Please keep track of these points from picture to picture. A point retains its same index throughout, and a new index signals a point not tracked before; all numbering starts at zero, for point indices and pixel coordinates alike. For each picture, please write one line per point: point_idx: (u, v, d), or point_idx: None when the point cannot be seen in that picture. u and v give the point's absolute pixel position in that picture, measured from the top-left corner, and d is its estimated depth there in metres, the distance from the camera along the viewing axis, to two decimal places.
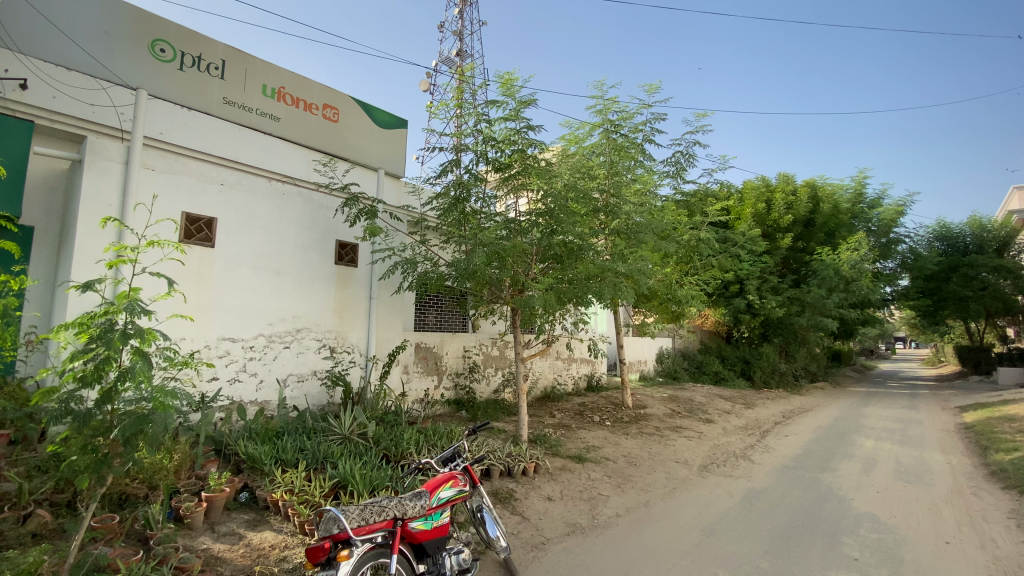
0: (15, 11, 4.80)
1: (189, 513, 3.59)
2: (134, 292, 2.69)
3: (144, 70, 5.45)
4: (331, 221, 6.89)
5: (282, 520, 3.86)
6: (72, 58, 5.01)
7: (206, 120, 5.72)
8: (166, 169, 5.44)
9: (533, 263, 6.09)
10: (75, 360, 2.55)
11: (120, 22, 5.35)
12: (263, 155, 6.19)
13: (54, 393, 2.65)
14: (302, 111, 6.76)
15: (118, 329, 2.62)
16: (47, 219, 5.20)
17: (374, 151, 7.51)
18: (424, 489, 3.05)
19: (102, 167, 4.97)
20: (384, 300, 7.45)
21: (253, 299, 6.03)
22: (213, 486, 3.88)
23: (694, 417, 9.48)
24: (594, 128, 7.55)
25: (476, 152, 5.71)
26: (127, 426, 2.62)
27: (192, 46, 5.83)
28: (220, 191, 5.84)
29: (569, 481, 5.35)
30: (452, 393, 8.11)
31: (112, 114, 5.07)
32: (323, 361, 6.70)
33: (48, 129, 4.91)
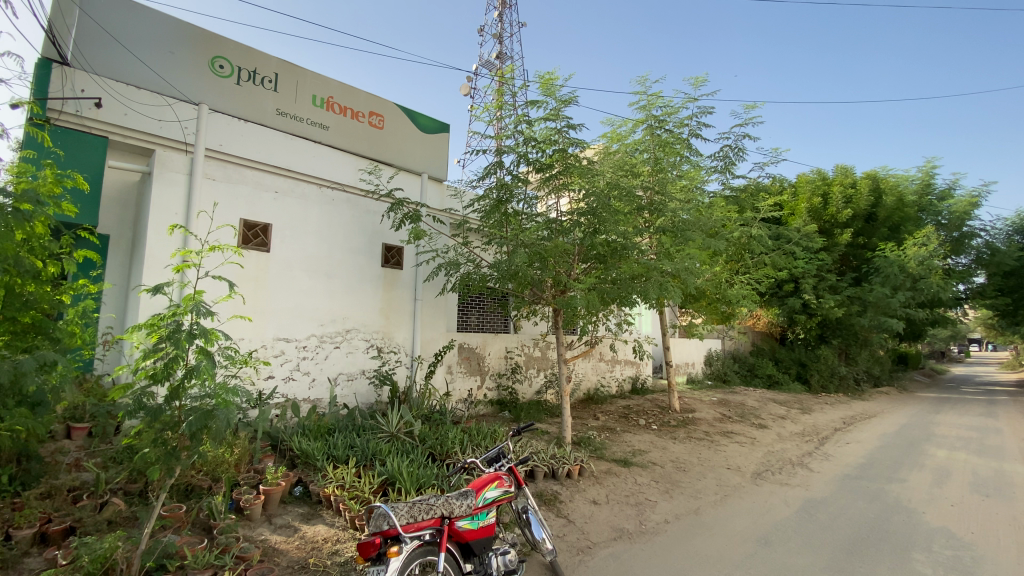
0: (89, 34, 5.16)
1: (248, 505, 3.76)
2: (198, 295, 2.83)
3: (205, 86, 5.77)
4: (378, 225, 7.07)
5: (334, 515, 3.99)
6: (141, 77, 5.37)
7: (261, 131, 6.01)
8: (226, 179, 5.75)
9: (576, 263, 6.02)
10: (147, 359, 2.74)
11: (182, 40, 5.68)
12: (313, 162, 6.43)
13: (129, 389, 2.85)
14: (349, 119, 6.98)
15: (185, 330, 2.78)
16: (121, 228, 5.61)
17: (418, 155, 7.65)
18: (470, 488, 3.05)
19: (169, 178, 5.32)
20: (428, 301, 7.58)
21: (305, 300, 6.28)
22: (270, 480, 4.06)
23: (746, 422, 9.11)
24: (638, 125, 7.40)
25: (517, 153, 5.72)
26: (194, 421, 2.78)
27: (248, 61, 6.13)
28: (275, 199, 6.11)
29: (615, 486, 5.26)
30: (495, 394, 8.15)
31: (177, 128, 5.42)
32: (371, 361, 6.88)
33: (121, 145, 5.29)
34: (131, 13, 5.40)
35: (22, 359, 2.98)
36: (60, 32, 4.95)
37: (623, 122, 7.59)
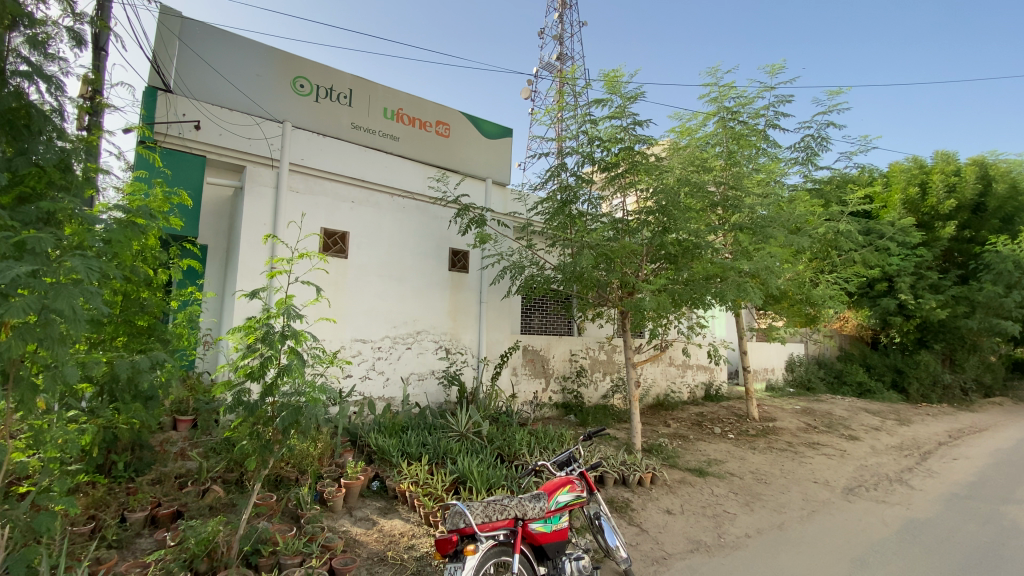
0: (189, 63, 5.67)
1: (330, 497, 3.97)
2: (288, 299, 3.03)
3: (288, 105, 6.20)
4: (445, 230, 7.26)
5: (409, 510, 4.12)
6: (233, 100, 5.86)
7: (338, 145, 6.37)
8: (308, 190, 6.14)
9: (645, 264, 5.85)
10: (245, 358, 2.97)
11: (268, 63, 6.12)
12: (384, 172, 6.72)
13: (229, 386, 3.10)
14: (418, 129, 7.23)
15: (277, 332, 2.98)
16: (217, 238, 6.15)
17: (483, 161, 7.78)
18: (543, 491, 3.04)
19: (259, 192, 5.76)
20: (494, 304, 7.67)
21: (379, 304, 6.56)
22: (350, 474, 4.27)
23: (833, 433, 8.42)
24: (709, 118, 7.07)
25: (581, 154, 5.65)
26: (286, 417, 2.99)
27: (326, 79, 6.51)
28: (351, 208, 6.45)
29: (690, 496, 5.04)
30: (560, 397, 8.09)
31: (264, 145, 5.86)
32: (439, 362, 7.06)
33: (217, 163, 5.80)
34: (223, 41, 5.88)
35: (139, 358, 3.32)
36: (164, 63, 5.48)
37: (692, 116, 7.29)
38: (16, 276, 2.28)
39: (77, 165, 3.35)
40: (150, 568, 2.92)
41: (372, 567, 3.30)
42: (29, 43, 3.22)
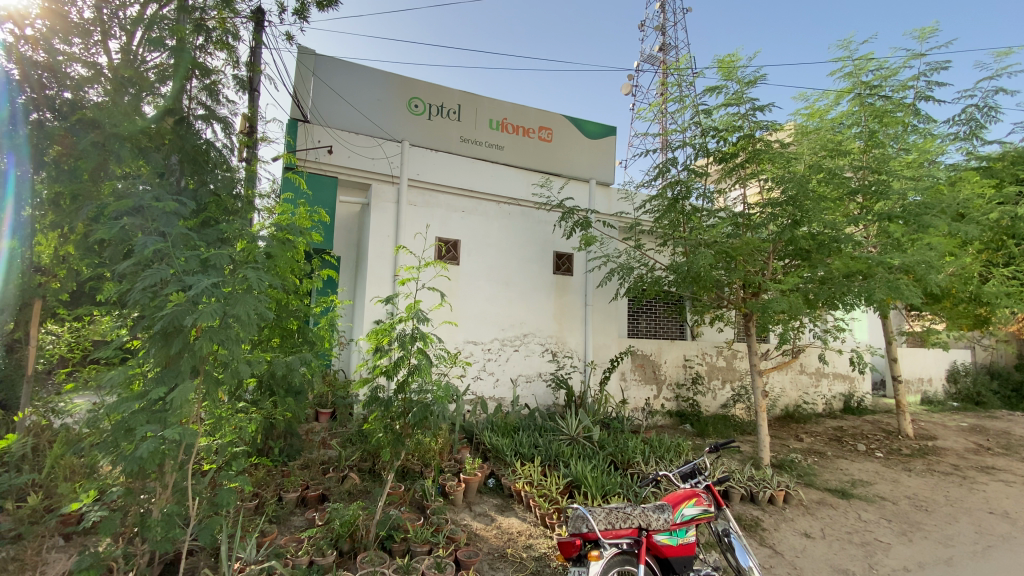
0: (322, 95, 6.33)
1: (451, 491, 4.19)
2: (416, 304, 3.25)
3: (404, 124, 6.68)
4: (551, 234, 7.31)
5: (525, 510, 4.20)
6: (358, 124, 6.45)
7: (448, 158, 6.72)
8: (424, 203, 6.58)
9: (770, 261, 5.38)
10: (380, 358, 3.23)
11: (386, 88, 6.64)
12: (492, 180, 6.96)
13: (366, 383, 3.40)
14: (522, 136, 7.39)
15: (407, 335, 3.21)
16: (348, 249, 6.82)
17: (586, 163, 7.72)
18: (667, 503, 2.91)
19: (381, 206, 6.29)
20: (601, 306, 7.56)
21: (489, 307, 6.79)
22: (468, 470, 4.47)
23: (1017, 457, 7.02)
24: (842, 95, 6.33)
25: (694, 146, 5.37)
26: (416, 413, 3.21)
27: (437, 97, 6.91)
28: (462, 217, 6.77)
29: (831, 519, 4.52)
30: (674, 404, 7.73)
31: (385, 163, 6.38)
32: (547, 364, 7.11)
33: (346, 182, 6.43)
34: (349, 71, 6.49)
35: (292, 357, 3.79)
36: (302, 96, 6.19)
37: (822, 95, 6.58)
38: (204, 286, 2.72)
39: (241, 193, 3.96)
40: (303, 543, 3.28)
41: (493, 563, 3.40)
42: (206, 90, 4.07)
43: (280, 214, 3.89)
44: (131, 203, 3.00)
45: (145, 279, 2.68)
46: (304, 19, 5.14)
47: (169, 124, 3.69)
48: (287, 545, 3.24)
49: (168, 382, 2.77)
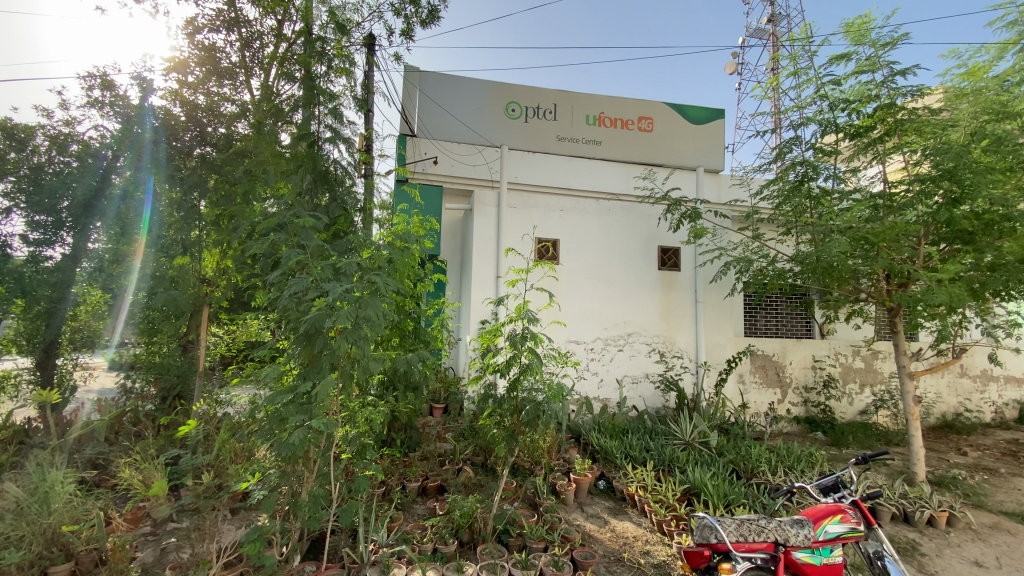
0: (426, 108, 6.70)
1: (563, 490, 4.21)
2: (526, 304, 3.28)
3: (502, 129, 6.84)
4: (655, 228, 7.03)
5: (640, 515, 4.08)
6: (459, 133, 6.73)
7: (546, 158, 6.76)
8: (524, 205, 6.68)
9: (920, 246, 4.70)
10: (494, 357, 3.32)
11: (485, 95, 6.85)
12: (591, 177, 6.87)
13: (480, 381, 3.53)
14: (620, 129, 7.20)
15: (517, 334, 3.25)
16: (453, 254, 7.15)
17: (690, 150, 7.31)
18: (806, 517, 2.66)
19: (483, 210, 6.51)
20: (712, 303, 7.10)
21: (591, 306, 6.71)
22: (578, 470, 4.45)
23: None
24: (1011, 46, 5.32)
25: (820, 122, 4.86)
26: (529, 412, 3.26)
27: (533, 99, 6.98)
28: (561, 216, 6.78)
29: (1013, 548, 3.80)
30: (801, 410, 7.04)
31: (485, 169, 6.57)
32: (655, 365, 6.84)
33: (450, 189, 6.74)
34: (450, 84, 6.79)
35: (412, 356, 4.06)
36: (410, 112, 6.61)
37: (981, 49, 5.60)
38: (339, 291, 3.00)
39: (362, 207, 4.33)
40: (427, 530, 3.48)
41: (610, 566, 3.33)
42: (331, 113, 4.37)
43: (395, 223, 4.15)
44: (277, 219, 3.38)
45: (291, 287, 3.02)
46: (410, 38, 5.46)
47: (301, 148, 4.14)
48: (412, 531, 3.45)
49: (312, 378, 3.09)
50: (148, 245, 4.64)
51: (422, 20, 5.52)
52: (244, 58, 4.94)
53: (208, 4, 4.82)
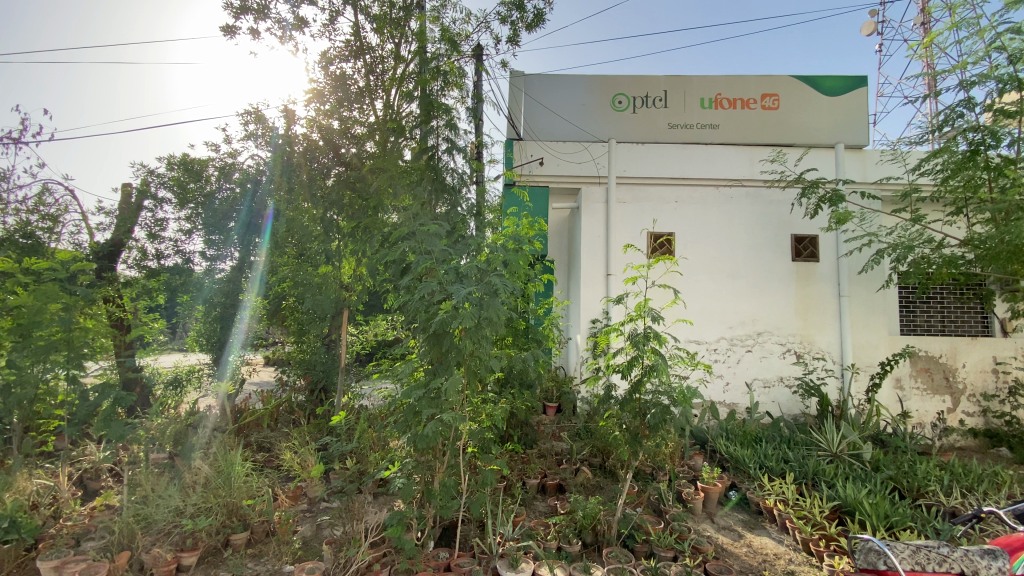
0: (531, 110, 6.82)
1: (689, 498, 4.01)
2: (648, 302, 3.16)
3: (609, 123, 6.71)
4: (786, 216, 6.40)
5: (780, 531, 3.74)
6: (565, 131, 6.72)
7: (658, 149, 6.50)
8: (634, 199, 6.49)
9: None
10: (618, 357, 3.24)
11: (590, 91, 6.77)
12: (707, 165, 6.46)
13: (599, 381, 3.49)
14: (740, 110, 6.67)
15: (639, 334, 3.15)
16: (562, 253, 7.18)
17: (825, 125, 6.54)
18: (1001, 549, 2.24)
19: (592, 208, 6.46)
20: (860, 297, 6.28)
21: (713, 303, 6.33)
22: (706, 478, 4.20)
23: None
24: None
25: (997, 80, 4.07)
26: (656, 415, 3.14)
27: (641, 88, 6.75)
28: (676, 208, 6.46)
29: None
30: (979, 421, 5.98)
31: (592, 165, 6.50)
32: (790, 367, 6.22)
33: (558, 189, 6.76)
34: (555, 83, 6.83)
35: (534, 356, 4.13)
36: (515, 116, 6.77)
37: None
38: (463, 293, 3.13)
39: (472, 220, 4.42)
40: (551, 528, 3.50)
41: None
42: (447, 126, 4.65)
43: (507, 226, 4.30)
44: (406, 228, 3.60)
45: (421, 291, 3.20)
46: (517, 43, 5.55)
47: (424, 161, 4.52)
48: (537, 527, 3.49)
49: (440, 374, 3.27)
50: (296, 256, 5.29)
51: (528, 24, 5.59)
52: (369, 82, 5.41)
53: (338, 37, 5.35)
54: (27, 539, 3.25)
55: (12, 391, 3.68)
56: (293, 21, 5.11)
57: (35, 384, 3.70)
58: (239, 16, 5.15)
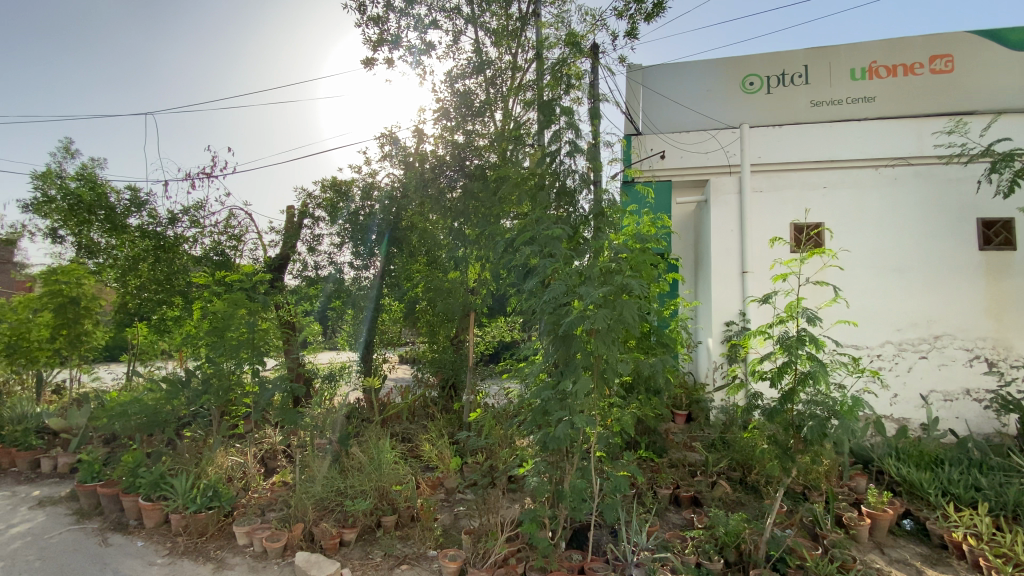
0: (652, 102, 6.70)
1: (852, 524, 3.52)
2: (802, 301, 2.88)
3: (740, 107, 6.36)
4: (970, 197, 5.40)
5: (972, 571, 3.16)
6: (689, 121, 6.50)
7: (799, 130, 5.93)
8: (772, 188, 5.99)
9: None
10: (766, 363, 2.96)
11: (718, 75, 6.47)
12: (862, 144, 5.71)
13: (743, 389, 3.19)
14: (902, 77, 5.85)
15: (792, 337, 2.85)
16: (689, 251, 6.86)
17: (1018, 85, 5.51)
18: None
19: (724, 201, 6.13)
20: None
21: (874, 302, 5.55)
22: (873, 503, 3.68)
23: None
24: None
25: None
26: (813, 428, 2.80)
27: (776, 66, 6.27)
28: (824, 194, 5.81)
29: None
30: None
31: (722, 154, 6.20)
32: (981, 378, 5.22)
33: (681, 183, 6.53)
34: (678, 72, 6.64)
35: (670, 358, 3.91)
36: (635, 110, 6.71)
37: None
38: (592, 295, 3.02)
39: (597, 207, 3.76)
40: (689, 541, 3.31)
41: None
42: (569, 121, 4.00)
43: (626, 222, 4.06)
44: (529, 233, 3.58)
45: (549, 292, 3.15)
46: (635, 37, 5.40)
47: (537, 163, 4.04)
48: (673, 540, 3.34)
49: (569, 376, 3.21)
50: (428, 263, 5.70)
51: (646, 15, 5.41)
52: (490, 94, 5.64)
53: (461, 55, 5.67)
54: (226, 506, 3.89)
55: (213, 382, 4.45)
56: (421, 46, 5.53)
57: (229, 376, 4.45)
58: (376, 49, 5.72)
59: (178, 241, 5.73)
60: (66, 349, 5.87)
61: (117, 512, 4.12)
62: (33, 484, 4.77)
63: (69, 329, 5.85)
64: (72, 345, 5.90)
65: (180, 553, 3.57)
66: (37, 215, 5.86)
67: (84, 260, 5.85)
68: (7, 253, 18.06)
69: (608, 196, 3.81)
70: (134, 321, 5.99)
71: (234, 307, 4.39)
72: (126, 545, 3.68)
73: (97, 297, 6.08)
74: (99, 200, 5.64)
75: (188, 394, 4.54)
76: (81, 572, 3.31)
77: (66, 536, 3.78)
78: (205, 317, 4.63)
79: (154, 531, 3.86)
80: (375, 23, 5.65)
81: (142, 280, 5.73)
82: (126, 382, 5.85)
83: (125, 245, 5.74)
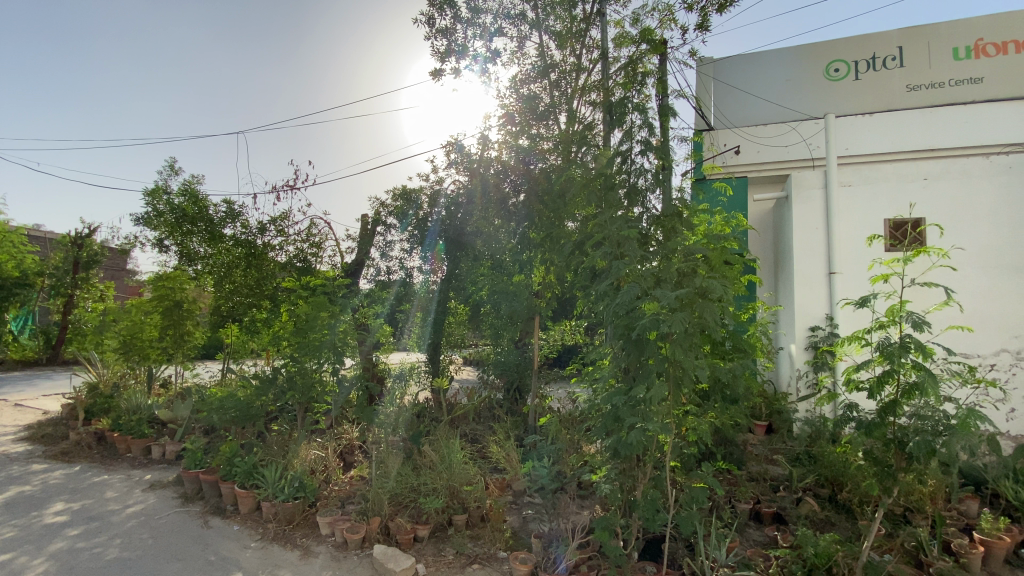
0: (726, 96, 6.59)
1: (963, 553, 3.17)
2: (906, 304, 2.63)
3: (826, 95, 6.13)
4: None
5: None
6: (767, 113, 6.34)
7: (895, 117, 5.60)
8: (863, 181, 5.63)
9: None
10: (863, 372, 2.71)
11: (799, 65, 6.28)
12: (966, 131, 5.34)
13: (834, 400, 2.89)
14: (1013, 54, 5.47)
15: (893, 343, 2.61)
16: (765, 251, 6.53)
17: None
18: None
19: (807, 196, 5.79)
20: None
21: (987, 305, 5.10)
22: (987, 529, 3.33)
23: None
24: None
25: None
26: (920, 444, 2.53)
27: (866, 49, 5.99)
28: (925, 186, 5.39)
29: None
30: None
31: (804, 147, 5.97)
32: None
33: (758, 179, 6.34)
34: (755, 64, 6.49)
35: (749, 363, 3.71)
36: (707, 104, 6.63)
37: None
38: (670, 297, 2.89)
39: (671, 206, 3.57)
40: (773, 560, 3.14)
41: None
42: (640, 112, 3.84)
43: (697, 222, 3.74)
44: (600, 233, 3.47)
45: (623, 295, 3.04)
46: (707, 29, 5.18)
47: (606, 162, 3.76)
48: (755, 558, 3.16)
49: (643, 382, 3.09)
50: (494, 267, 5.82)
51: (720, 6, 5.18)
52: (554, 97, 5.73)
53: (526, 60, 5.73)
54: (311, 497, 4.13)
55: (297, 380, 4.75)
56: (487, 54, 5.64)
57: (312, 374, 4.73)
58: (443, 59, 5.90)
59: (266, 249, 6.37)
60: (172, 346, 6.44)
61: (215, 497, 4.49)
62: (146, 469, 5.32)
63: (173, 329, 6.39)
64: (176, 344, 6.47)
65: (271, 538, 3.84)
66: (148, 227, 6.54)
67: (185, 267, 6.47)
68: (118, 261, 20.27)
69: (681, 195, 3.61)
70: (227, 322, 6.46)
71: (316, 310, 4.67)
72: (224, 529, 4.02)
73: (197, 300, 6.62)
74: (200, 212, 6.24)
75: (276, 391, 4.84)
76: (188, 551, 3.64)
77: (173, 517, 4.18)
78: (290, 319, 4.95)
79: (248, 517, 4.18)
80: (443, 35, 5.83)
81: (234, 286, 6.29)
82: (221, 378, 6.37)
83: (220, 253, 6.28)
